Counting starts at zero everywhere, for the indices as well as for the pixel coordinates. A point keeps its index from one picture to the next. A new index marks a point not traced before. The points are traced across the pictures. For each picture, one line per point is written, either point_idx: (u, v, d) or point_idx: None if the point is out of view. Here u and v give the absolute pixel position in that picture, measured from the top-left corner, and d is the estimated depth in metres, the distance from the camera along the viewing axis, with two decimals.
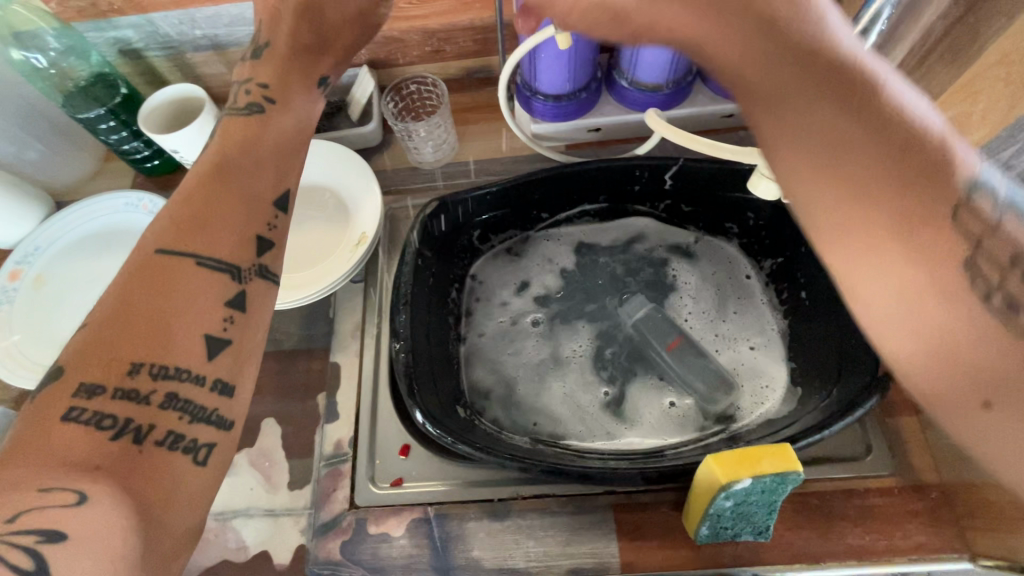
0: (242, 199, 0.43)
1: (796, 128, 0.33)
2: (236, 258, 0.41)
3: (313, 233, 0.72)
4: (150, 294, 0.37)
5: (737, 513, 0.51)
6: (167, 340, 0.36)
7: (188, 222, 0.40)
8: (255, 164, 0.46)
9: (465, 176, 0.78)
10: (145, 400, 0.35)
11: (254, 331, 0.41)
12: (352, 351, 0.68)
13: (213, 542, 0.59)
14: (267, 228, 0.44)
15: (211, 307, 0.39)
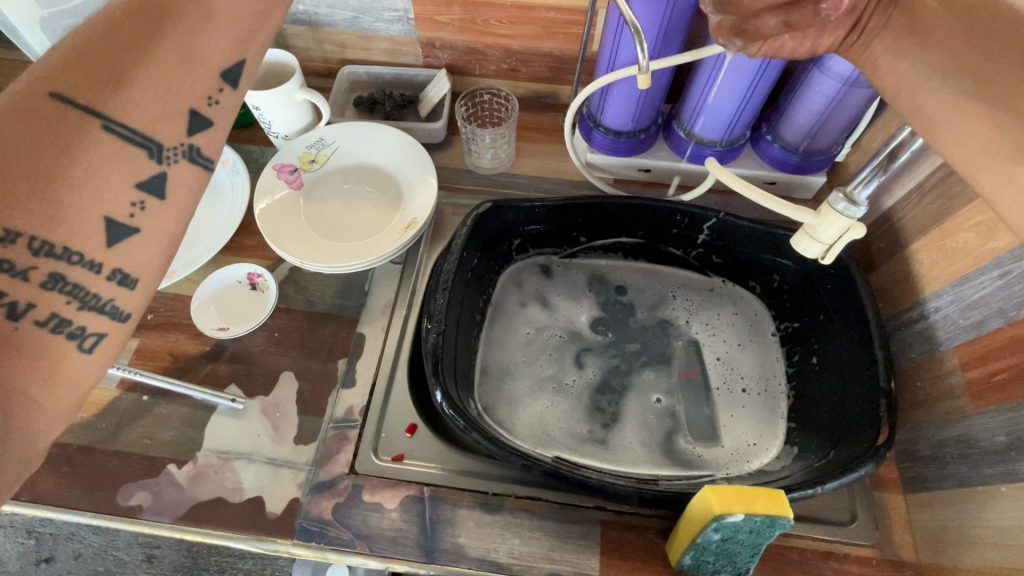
0: (176, 57, 0.41)
1: (955, 109, 0.38)
2: (154, 133, 0.40)
3: (366, 211, 0.76)
4: (38, 154, 0.35)
5: (722, 549, 0.53)
6: (57, 213, 0.35)
7: (92, 73, 0.38)
8: (203, 14, 0.42)
9: (515, 187, 0.81)
10: (22, 274, 0.35)
11: (166, 218, 0.42)
12: (378, 325, 0.71)
13: (212, 478, 0.61)
14: (208, 104, 0.44)
15: (121, 187, 0.39)
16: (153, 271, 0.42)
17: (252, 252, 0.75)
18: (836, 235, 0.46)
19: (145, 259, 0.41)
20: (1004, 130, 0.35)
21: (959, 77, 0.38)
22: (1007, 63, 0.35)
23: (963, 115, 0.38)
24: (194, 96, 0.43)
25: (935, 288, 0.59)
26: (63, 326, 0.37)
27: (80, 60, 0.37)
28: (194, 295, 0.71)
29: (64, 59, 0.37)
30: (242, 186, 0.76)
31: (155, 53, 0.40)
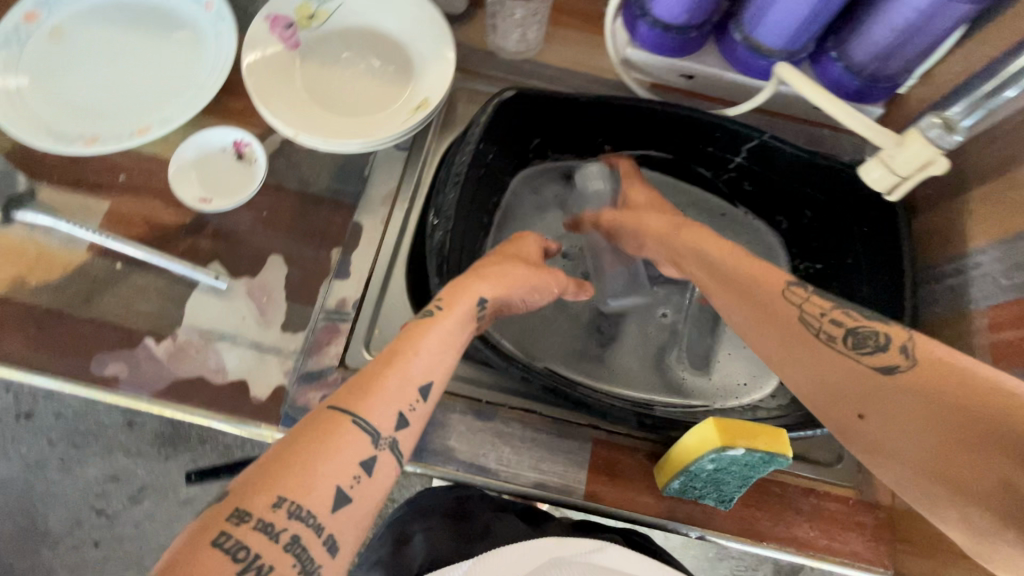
0: (396, 380, 0.43)
1: None
2: (382, 426, 0.41)
3: (370, 84, 0.67)
4: (293, 451, 0.38)
5: (711, 478, 0.53)
6: (307, 479, 0.37)
7: (361, 386, 0.42)
8: (411, 377, 0.44)
9: (539, 79, 0.72)
10: (276, 537, 0.35)
11: (394, 462, 0.41)
12: (377, 216, 0.65)
13: (193, 356, 0.58)
14: (410, 408, 0.43)
15: (347, 462, 0.39)
16: (351, 517, 0.38)
17: (239, 117, 0.66)
18: (916, 169, 0.40)
19: (354, 530, 0.38)
20: None
21: None
22: None
23: None
24: (456, 347, 0.48)
25: (981, 243, 0.55)
26: (267, 532, 0.34)
27: (367, 385, 0.42)
28: (172, 157, 0.63)
29: (346, 385, 0.43)
30: (229, 37, 0.65)
31: (387, 385, 0.42)
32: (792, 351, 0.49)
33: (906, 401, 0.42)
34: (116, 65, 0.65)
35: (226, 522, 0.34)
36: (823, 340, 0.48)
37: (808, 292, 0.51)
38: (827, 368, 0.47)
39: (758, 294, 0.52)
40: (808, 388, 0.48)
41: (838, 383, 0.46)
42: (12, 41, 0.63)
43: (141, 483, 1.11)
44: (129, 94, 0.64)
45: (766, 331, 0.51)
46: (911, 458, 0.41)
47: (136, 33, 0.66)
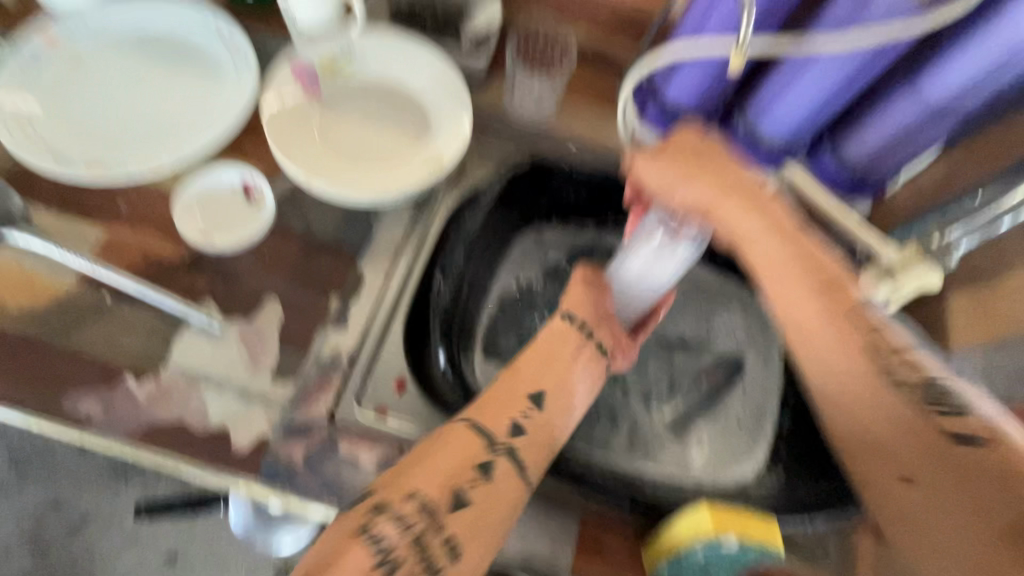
0: (507, 386, 0.48)
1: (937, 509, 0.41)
2: (496, 431, 0.45)
3: (386, 138, 0.68)
4: (431, 456, 0.43)
5: (702, 568, 0.50)
6: (434, 478, 0.41)
7: (490, 401, 0.47)
8: (529, 382, 0.48)
9: (548, 146, 0.74)
10: (407, 522, 0.39)
11: (515, 472, 0.44)
12: (380, 267, 0.65)
13: (174, 398, 0.55)
14: (522, 416, 0.46)
15: (466, 466, 0.42)
16: (484, 510, 0.41)
17: (249, 156, 0.66)
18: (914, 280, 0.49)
19: (483, 532, 0.41)
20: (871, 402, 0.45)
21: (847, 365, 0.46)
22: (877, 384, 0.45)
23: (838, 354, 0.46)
24: (567, 358, 0.50)
25: (965, 346, 0.57)
26: (399, 522, 0.39)
27: (487, 398, 0.47)
28: (177, 192, 0.62)
29: (469, 403, 0.47)
30: (250, 80, 0.67)
31: (498, 391, 0.47)
32: (846, 376, 0.46)
33: (946, 459, 0.42)
34: (132, 96, 0.65)
35: (359, 528, 0.39)
36: (886, 384, 0.45)
37: (882, 323, 0.47)
38: (876, 411, 0.45)
39: (834, 288, 0.47)
40: (848, 415, 0.46)
41: (876, 424, 0.45)
42: (34, 63, 0.64)
43: (86, 514, 1.04)
44: (142, 125, 0.64)
45: (820, 328, 0.46)
46: (937, 511, 0.41)
47: (157, 66, 0.67)
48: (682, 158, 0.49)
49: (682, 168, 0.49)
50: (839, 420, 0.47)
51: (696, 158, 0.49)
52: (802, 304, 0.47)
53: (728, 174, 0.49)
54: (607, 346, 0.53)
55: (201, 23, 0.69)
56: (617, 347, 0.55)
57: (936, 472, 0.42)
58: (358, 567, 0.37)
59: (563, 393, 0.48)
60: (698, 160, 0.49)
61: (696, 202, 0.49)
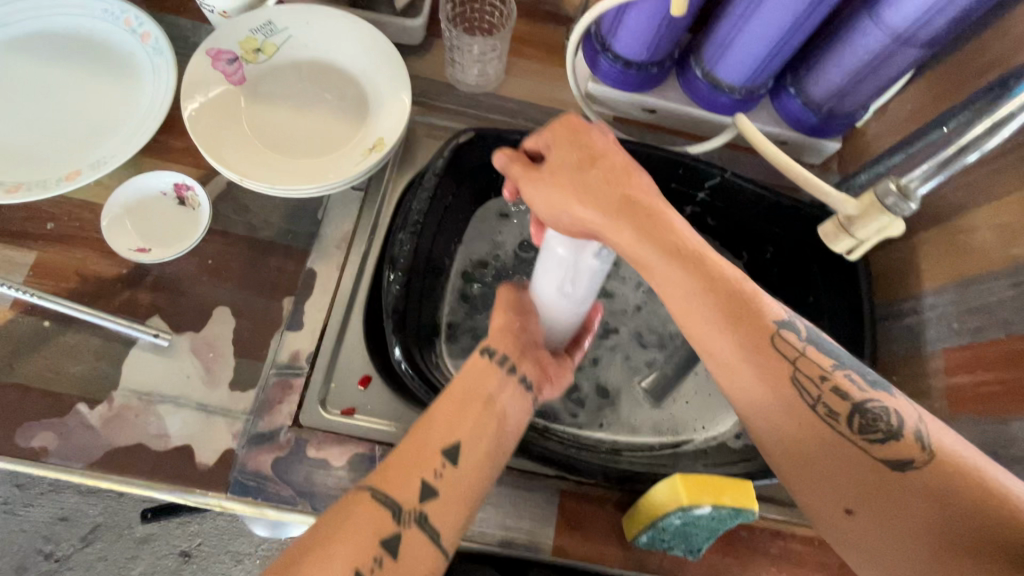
0: (413, 448, 0.43)
1: (812, 460, 0.40)
2: (403, 500, 0.41)
3: (321, 123, 0.64)
4: (315, 543, 0.39)
5: (679, 531, 0.51)
6: (326, 561, 0.38)
7: (397, 464, 0.43)
8: (446, 423, 0.44)
9: (499, 113, 0.70)
10: None
11: (425, 541, 0.41)
12: (332, 261, 0.62)
13: (132, 422, 0.54)
14: (436, 475, 0.42)
15: (367, 544, 0.39)
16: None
17: (179, 157, 0.62)
18: (876, 232, 0.39)
19: None
20: (744, 368, 0.40)
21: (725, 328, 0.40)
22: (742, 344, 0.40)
23: (705, 320, 0.40)
24: (486, 396, 0.46)
25: (935, 285, 0.56)
26: None
27: (394, 462, 0.43)
28: (104, 205, 0.59)
29: (379, 463, 0.43)
30: (167, 72, 0.62)
31: (405, 444, 0.43)
32: (775, 416, 0.40)
33: (890, 491, 0.38)
34: (40, 103, 0.60)
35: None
36: (818, 417, 0.39)
37: (811, 351, 0.41)
38: (811, 453, 0.40)
39: (756, 315, 0.41)
40: (788, 458, 0.40)
41: (816, 471, 0.40)
42: None
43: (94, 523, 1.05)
44: (57, 134, 0.59)
45: (744, 372, 0.40)
46: (834, 483, 0.39)
47: (63, 67, 0.62)
48: (571, 183, 0.41)
49: (575, 199, 0.40)
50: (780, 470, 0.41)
51: (583, 191, 0.40)
52: (746, 378, 0.40)
53: (628, 211, 0.40)
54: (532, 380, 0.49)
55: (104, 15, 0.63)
56: (546, 376, 0.50)
57: (814, 439, 0.40)
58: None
59: (491, 412, 0.45)
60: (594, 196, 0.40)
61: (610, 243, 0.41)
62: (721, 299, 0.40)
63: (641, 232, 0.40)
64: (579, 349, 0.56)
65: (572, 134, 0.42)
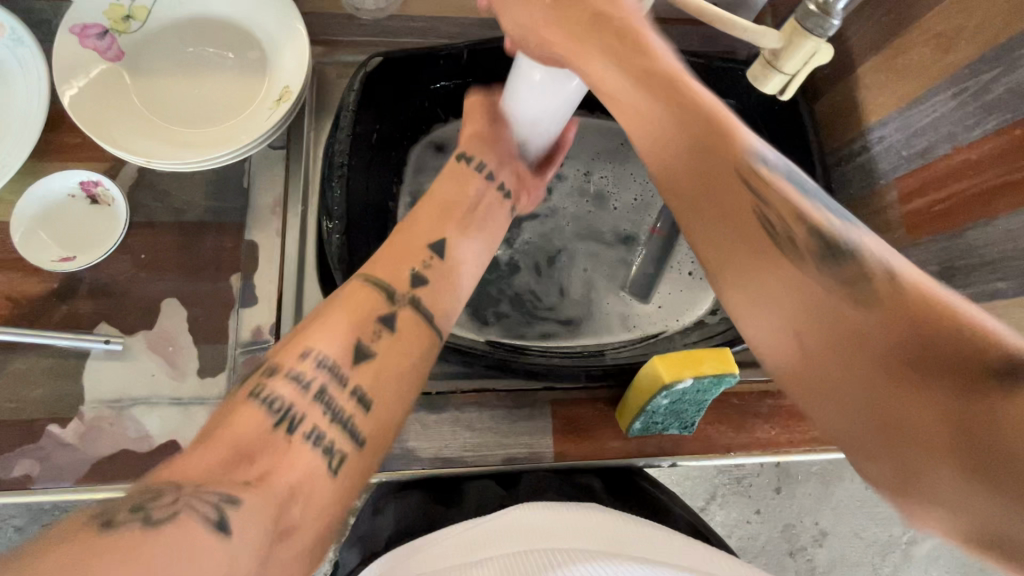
0: (399, 244, 0.43)
1: (762, 283, 0.31)
2: (395, 284, 0.41)
3: (220, 84, 0.59)
4: (316, 323, 0.37)
5: (670, 410, 0.53)
6: (324, 333, 0.36)
7: (392, 255, 0.42)
8: (436, 216, 0.45)
9: (410, 37, 0.66)
10: (306, 389, 0.34)
11: (421, 321, 0.40)
12: (271, 229, 0.59)
13: (109, 431, 0.52)
14: (423, 266, 0.42)
15: (366, 318, 0.38)
16: (388, 368, 0.37)
17: (79, 154, 0.58)
18: (802, 63, 0.37)
19: (387, 385, 0.36)
20: (679, 165, 0.33)
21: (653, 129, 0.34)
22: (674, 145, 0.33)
23: (638, 109, 0.34)
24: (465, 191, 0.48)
25: (881, 116, 0.55)
26: (297, 380, 0.34)
27: (387, 251, 0.43)
28: (10, 221, 0.54)
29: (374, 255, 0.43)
30: (35, 62, 0.55)
31: (392, 245, 0.43)
32: (718, 230, 0.32)
33: (869, 336, 0.27)
34: None
35: (251, 390, 0.33)
36: (771, 240, 0.31)
37: (775, 181, 0.32)
38: (760, 270, 0.31)
39: (708, 121, 0.33)
40: (730, 276, 0.32)
41: (762, 288, 0.31)
42: None
43: None
44: None
45: (681, 171, 0.33)
46: (795, 319, 0.30)
47: None
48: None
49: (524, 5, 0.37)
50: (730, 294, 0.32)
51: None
52: (685, 177, 0.33)
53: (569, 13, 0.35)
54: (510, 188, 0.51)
55: None
56: (523, 186, 0.52)
57: (763, 263, 0.31)
58: (254, 424, 0.31)
59: (464, 239, 0.45)
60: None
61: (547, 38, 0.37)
62: (667, 98, 0.33)
63: (582, 28, 0.35)
64: (552, 167, 0.56)
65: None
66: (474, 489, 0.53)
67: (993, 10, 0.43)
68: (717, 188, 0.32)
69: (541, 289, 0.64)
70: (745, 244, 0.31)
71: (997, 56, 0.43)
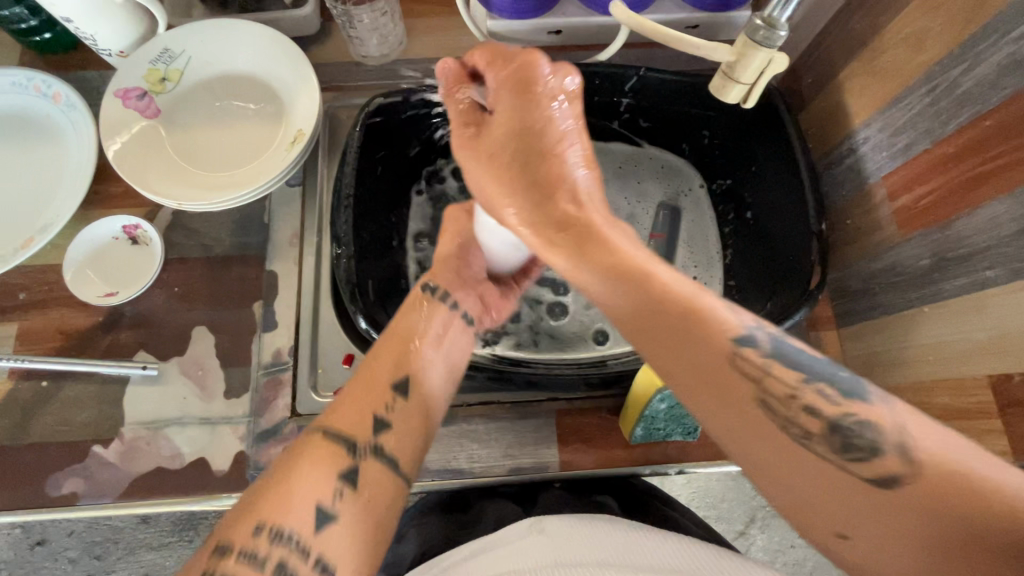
0: (364, 385, 0.46)
1: (805, 502, 0.33)
2: (356, 435, 0.43)
3: (243, 132, 0.65)
4: (281, 483, 0.39)
5: (670, 416, 0.54)
6: (293, 489, 0.38)
7: (361, 399, 0.45)
8: (399, 348, 0.49)
9: (412, 77, 0.71)
10: (262, 561, 0.36)
11: (404, 447, 0.45)
12: (290, 259, 0.64)
13: (146, 450, 0.57)
14: (388, 409, 0.45)
15: (330, 476, 0.40)
16: (342, 533, 0.39)
17: (123, 201, 0.65)
18: (758, 72, 0.40)
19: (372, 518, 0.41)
20: (697, 377, 0.35)
21: (656, 334, 0.36)
22: (687, 355, 0.36)
23: (639, 308, 0.37)
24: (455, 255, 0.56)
25: (864, 118, 0.56)
26: (272, 542, 0.37)
27: (301, 453, 0.41)
28: (63, 263, 0.61)
29: (286, 453, 0.42)
30: (86, 125, 0.63)
31: (362, 379, 0.46)
32: (732, 419, 0.35)
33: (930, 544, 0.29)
34: None
35: (207, 573, 0.35)
36: (777, 425, 0.34)
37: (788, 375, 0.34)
38: (778, 459, 0.34)
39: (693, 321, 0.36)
40: (752, 462, 0.35)
41: (841, 520, 0.32)
42: None
43: None
44: (3, 210, 0.62)
45: (710, 393, 0.35)
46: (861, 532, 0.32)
47: None
48: (501, 168, 0.40)
49: (490, 176, 0.41)
50: (741, 461, 0.36)
51: (506, 171, 0.40)
52: (704, 389, 0.35)
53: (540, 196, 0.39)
54: (472, 314, 0.55)
55: (16, 84, 0.65)
56: (487, 309, 0.57)
57: (792, 475, 0.33)
58: None
59: (422, 373, 0.48)
60: (526, 190, 0.39)
61: (527, 238, 0.41)
62: (678, 324, 0.36)
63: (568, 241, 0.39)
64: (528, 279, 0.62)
65: (518, 101, 0.38)
66: (493, 509, 0.52)
67: (957, 10, 0.44)
68: (736, 393, 0.35)
69: (543, 308, 0.68)
70: (770, 453, 0.34)
71: (962, 53, 0.44)
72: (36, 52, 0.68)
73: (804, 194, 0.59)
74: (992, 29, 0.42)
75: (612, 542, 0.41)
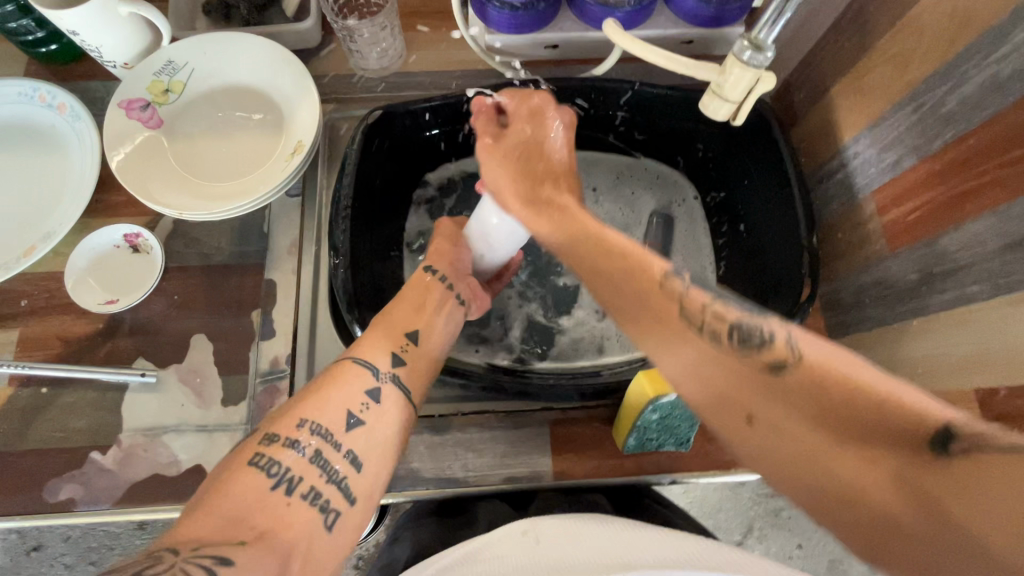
0: (386, 323, 0.49)
1: (725, 404, 0.35)
2: (378, 362, 0.46)
3: (244, 143, 0.66)
4: (313, 394, 0.43)
5: (662, 426, 0.54)
6: (325, 400, 0.43)
7: (385, 333, 0.48)
8: (420, 293, 0.52)
9: (411, 90, 0.72)
10: (302, 455, 0.40)
11: (417, 380, 0.47)
12: (289, 268, 0.65)
13: (143, 457, 0.58)
14: (405, 347, 0.48)
15: (353, 394, 0.44)
16: (366, 441, 0.43)
17: (124, 210, 0.66)
18: (746, 90, 0.41)
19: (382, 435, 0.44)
20: (645, 307, 0.38)
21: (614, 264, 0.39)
22: (636, 287, 0.38)
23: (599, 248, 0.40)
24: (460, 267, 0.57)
25: (854, 133, 0.57)
26: (309, 440, 0.40)
27: (333, 377, 0.45)
28: (65, 271, 0.62)
29: (317, 376, 0.46)
30: (89, 135, 0.64)
31: (387, 317, 0.49)
32: (692, 361, 0.36)
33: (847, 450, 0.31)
34: None
35: (252, 458, 0.39)
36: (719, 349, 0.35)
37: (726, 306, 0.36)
38: (717, 377, 0.35)
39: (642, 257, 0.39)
40: (692, 380, 0.36)
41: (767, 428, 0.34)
42: None
43: None
44: (6, 218, 0.63)
45: (652, 316, 0.38)
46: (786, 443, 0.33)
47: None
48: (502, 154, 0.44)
49: (494, 164, 0.45)
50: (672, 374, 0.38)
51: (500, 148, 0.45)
52: (648, 315, 0.38)
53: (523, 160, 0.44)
54: (464, 295, 0.53)
55: (22, 94, 0.66)
56: (475, 297, 0.55)
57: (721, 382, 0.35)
58: (204, 528, 0.34)
59: (437, 322, 0.51)
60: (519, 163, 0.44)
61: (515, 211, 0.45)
62: (630, 261, 0.39)
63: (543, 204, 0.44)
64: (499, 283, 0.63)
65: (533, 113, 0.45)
66: (488, 508, 0.55)
67: (941, 31, 0.45)
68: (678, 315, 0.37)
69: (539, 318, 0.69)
70: (702, 364, 0.36)
71: (947, 72, 0.45)
72: (42, 63, 0.69)
73: (794, 208, 0.60)
74: (975, 50, 0.43)
75: (597, 530, 0.43)
